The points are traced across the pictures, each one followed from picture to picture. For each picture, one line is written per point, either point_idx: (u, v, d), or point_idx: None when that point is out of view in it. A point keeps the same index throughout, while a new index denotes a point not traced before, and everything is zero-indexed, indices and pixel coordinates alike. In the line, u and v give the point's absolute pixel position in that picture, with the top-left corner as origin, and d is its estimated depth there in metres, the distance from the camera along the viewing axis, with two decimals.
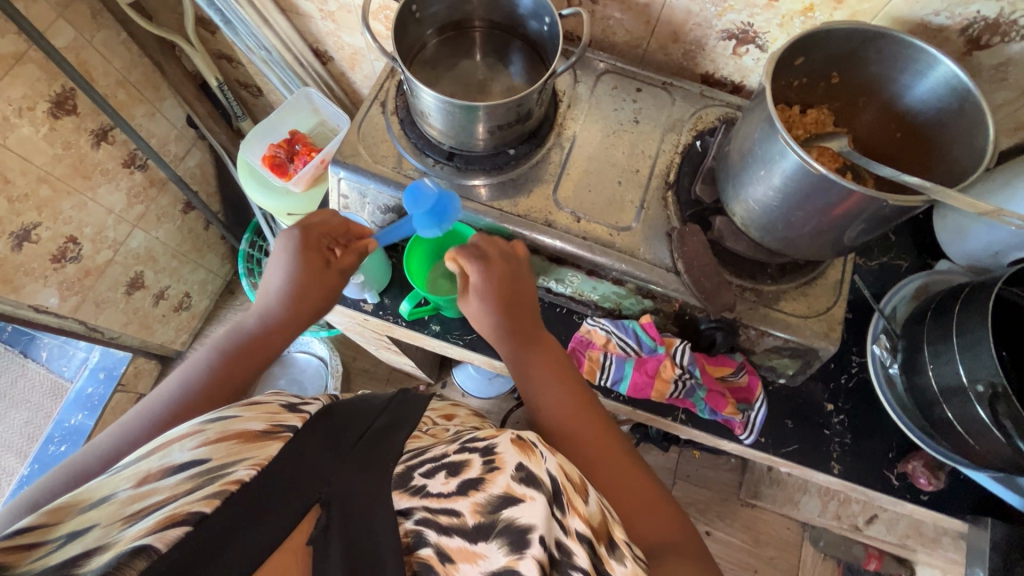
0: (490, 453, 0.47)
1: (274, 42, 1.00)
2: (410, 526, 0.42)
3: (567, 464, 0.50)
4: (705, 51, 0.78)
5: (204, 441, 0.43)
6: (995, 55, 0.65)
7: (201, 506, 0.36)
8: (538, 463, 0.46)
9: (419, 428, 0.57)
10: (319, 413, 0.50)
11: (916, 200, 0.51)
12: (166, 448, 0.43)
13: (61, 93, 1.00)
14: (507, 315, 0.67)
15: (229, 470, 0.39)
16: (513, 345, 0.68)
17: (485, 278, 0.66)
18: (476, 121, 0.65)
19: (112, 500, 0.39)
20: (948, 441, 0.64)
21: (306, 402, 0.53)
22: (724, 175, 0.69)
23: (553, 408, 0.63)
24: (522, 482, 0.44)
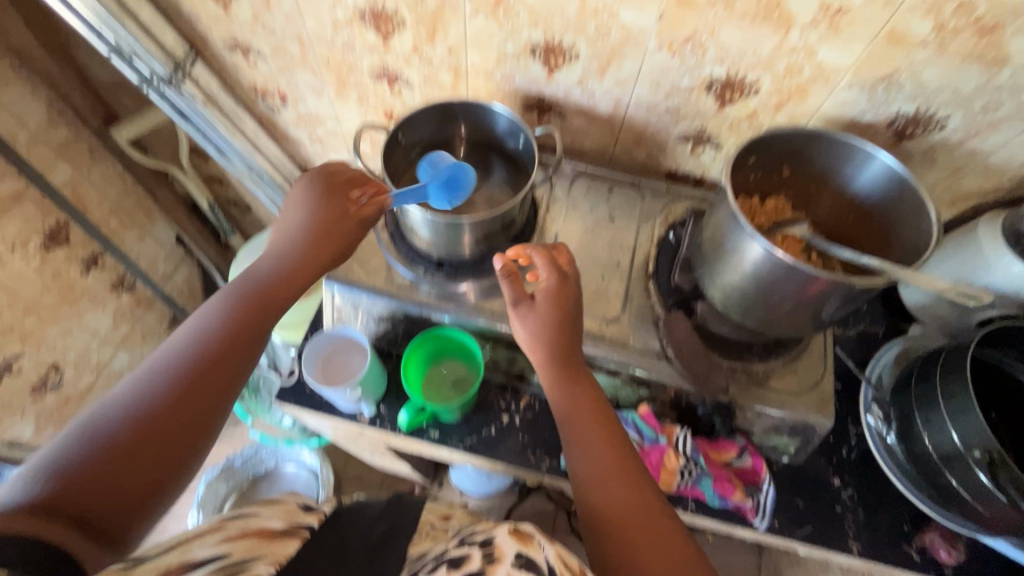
0: (488, 545, 0.47)
1: (265, 166, 1.07)
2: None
3: (566, 554, 0.48)
4: (666, 152, 0.86)
5: (225, 537, 0.46)
6: (921, 143, 0.73)
7: None
8: (535, 551, 0.46)
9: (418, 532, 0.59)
10: (330, 515, 0.56)
11: (877, 281, 0.56)
12: (184, 545, 0.45)
13: (55, 225, 1.02)
14: (563, 327, 0.64)
15: (251, 564, 0.43)
16: (555, 350, 0.64)
17: (555, 290, 0.64)
18: (463, 232, 0.70)
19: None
20: (958, 508, 0.64)
21: (320, 502, 0.58)
22: (699, 263, 0.73)
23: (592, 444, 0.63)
24: (523, 569, 0.44)
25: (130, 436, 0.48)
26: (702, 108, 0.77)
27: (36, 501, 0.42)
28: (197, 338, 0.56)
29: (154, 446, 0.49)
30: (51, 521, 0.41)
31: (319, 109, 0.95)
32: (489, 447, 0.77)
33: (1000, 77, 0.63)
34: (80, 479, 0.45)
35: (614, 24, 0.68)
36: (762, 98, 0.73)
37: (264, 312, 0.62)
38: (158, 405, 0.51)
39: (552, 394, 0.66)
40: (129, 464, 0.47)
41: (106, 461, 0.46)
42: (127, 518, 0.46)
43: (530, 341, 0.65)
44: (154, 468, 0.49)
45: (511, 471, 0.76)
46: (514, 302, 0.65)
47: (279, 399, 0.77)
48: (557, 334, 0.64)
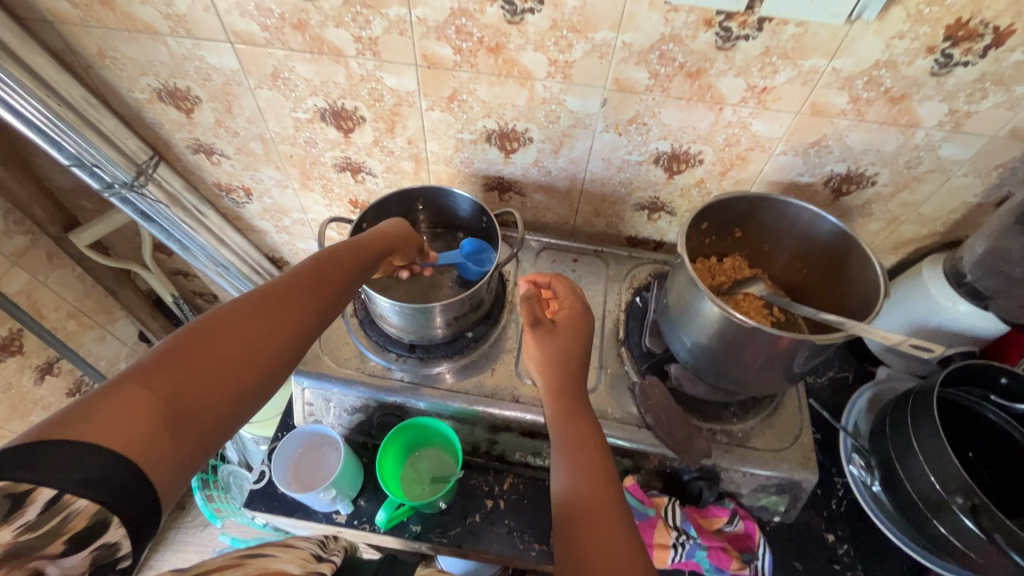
0: None
1: (231, 258, 1.06)
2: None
3: None
4: (625, 220, 0.89)
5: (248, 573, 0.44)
6: (857, 198, 0.78)
7: None
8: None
9: None
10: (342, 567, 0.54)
11: (836, 336, 0.58)
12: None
13: (7, 335, 0.98)
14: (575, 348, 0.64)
15: None
16: (566, 375, 0.62)
17: (572, 313, 0.66)
18: (434, 317, 0.70)
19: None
20: (953, 557, 0.63)
21: (329, 552, 0.56)
22: (667, 327, 0.74)
23: (574, 464, 0.56)
24: None
25: (220, 354, 0.48)
26: (653, 178, 0.81)
27: (139, 383, 0.43)
28: (284, 285, 0.56)
29: (237, 370, 0.49)
30: (148, 420, 0.42)
31: (284, 200, 0.96)
32: (473, 537, 0.73)
33: (916, 137, 0.69)
34: (175, 372, 0.46)
35: (562, 110, 0.73)
36: (706, 167, 0.78)
37: (342, 279, 0.61)
38: (244, 336, 0.50)
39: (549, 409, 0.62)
40: (213, 384, 0.47)
41: (197, 365, 0.47)
42: (209, 422, 0.47)
43: (539, 365, 0.64)
44: (232, 389, 0.48)
45: (499, 560, 0.72)
46: (534, 323, 0.65)
47: (248, 506, 0.73)
48: (564, 362, 0.63)
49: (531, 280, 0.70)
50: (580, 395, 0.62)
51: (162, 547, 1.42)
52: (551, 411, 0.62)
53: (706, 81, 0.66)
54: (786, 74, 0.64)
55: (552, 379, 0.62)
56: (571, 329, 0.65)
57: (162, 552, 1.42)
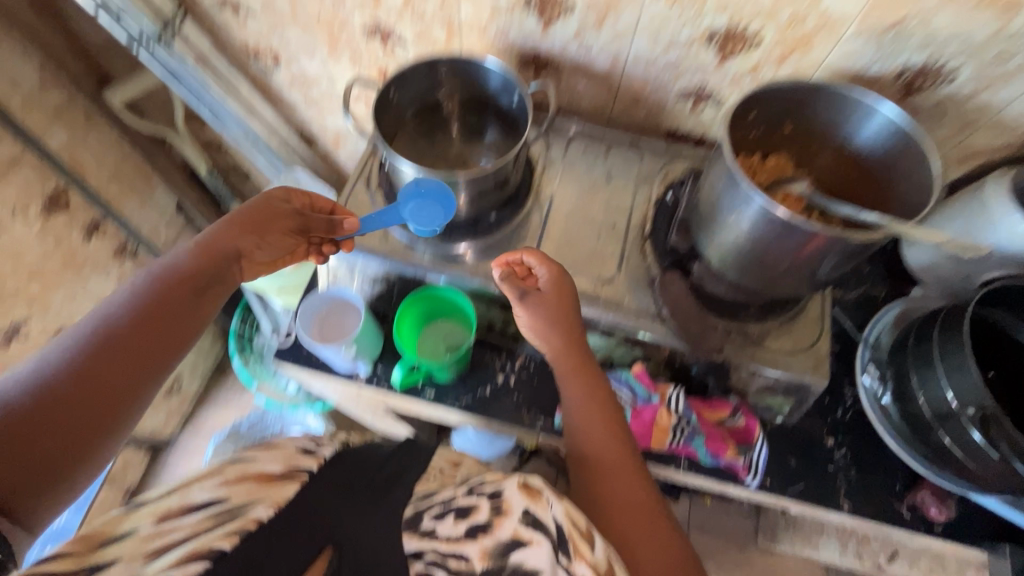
0: (497, 498, 0.52)
1: (261, 129, 1.05)
2: (420, 567, 0.46)
3: (573, 511, 0.52)
4: (666, 111, 0.83)
5: (223, 481, 0.49)
6: (930, 97, 0.71)
7: (220, 543, 0.43)
8: (542, 510, 0.50)
9: (427, 472, 0.60)
10: (333, 458, 0.56)
11: (875, 237, 0.55)
12: (185, 488, 0.49)
13: (54, 191, 1.03)
14: (564, 321, 0.67)
15: (248, 510, 0.46)
16: (568, 344, 0.68)
17: (555, 281, 0.66)
18: (457, 192, 0.69)
19: (134, 535, 0.44)
20: (951, 466, 0.64)
21: (322, 444, 0.59)
22: (697, 223, 0.71)
23: (591, 427, 0.67)
24: (528, 527, 0.48)
25: (41, 420, 0.48)
26: (702, 62, 0.74)
27: None
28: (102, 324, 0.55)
29: (63, 433, 0.49)
30: None
31: (311, 69, 0.93)
32: (484, 407, 0.78)
33: (1013, 24, 0.60)
34: None
35: None
36: (764, 51, 0.71)
37: (180, 295, 0.60)
38: (70, 391, 0.50)
39: (558, 367, 0.69)
40: (35, 454, 0.47)
41: (22, 451, 0.47)
42: (42, 494, 0.47)
43: (537, 334, 0.68)
44: (67, 450, 0.49)
45: (506, 429, 0.78)
46: (520, 299, 0.67)
47: (277, 360, 0.79)
48: (561, 332, 0.67)
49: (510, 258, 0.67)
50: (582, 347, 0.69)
51: (206, 404, 1.58)
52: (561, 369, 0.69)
53: None
54: None
55: (561, 341, 0.68)
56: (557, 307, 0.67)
57: (206, 407, 1.58)
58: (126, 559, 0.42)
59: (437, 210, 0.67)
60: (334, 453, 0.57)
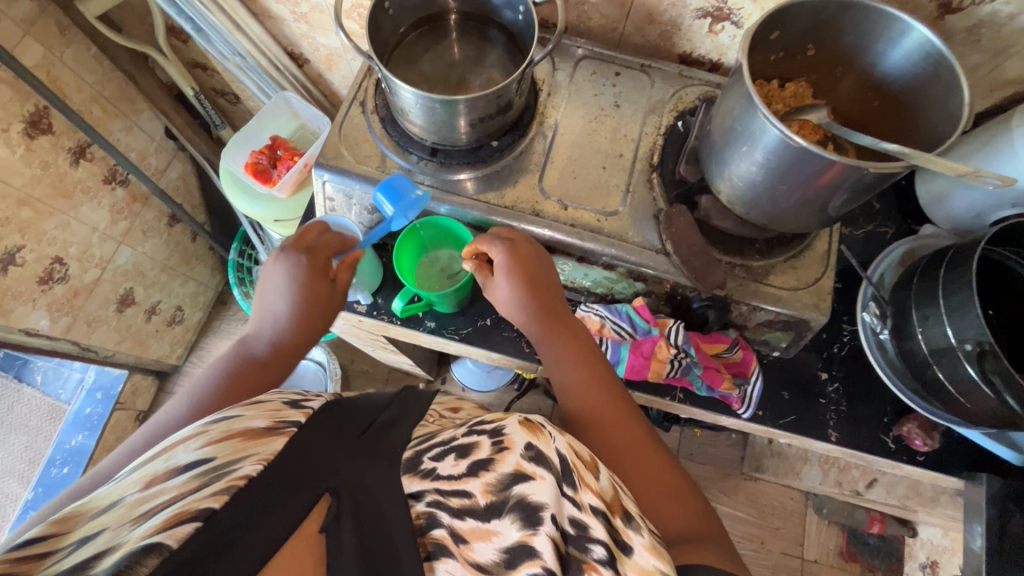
0: (498, 434, 0.50)
1: (248, 47, 0.98)
2: (421, 508, 0.45)
3: (575, 443, 0.53)
4: (681, 31, 0.78)
5: (209, 440, 0.45)
6: (966, 19, 0.66)
7: (209, 502, 0.38)
8: (545, 445, 0.49)
9: (425, 419, 0.60)
10: (322, 409, 0.53)
11: (895, 166, 0.53)
12: (170, 451, 0.45)
13: (35, 112, 0.98)
14: (530, 298, 0.69)
15: (234, 467, 0.41)
16: (542, 315, 0.70)
17: (508, 259, 0.66)
18: (457, 115, 0.65)
19: (121, 504, 0.41)
20: (940, 400, 0.65)
21: (307, 398, 0.56)
22: (707, 153, 0.69)
23: (580, 382, 0.68)
24: (531, 460, 0.47)
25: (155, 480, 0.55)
26: None
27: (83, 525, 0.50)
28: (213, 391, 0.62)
29: None
30: None
31: None
32: (484, 337, 0.78)
33: None
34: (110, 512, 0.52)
35: None
36: None
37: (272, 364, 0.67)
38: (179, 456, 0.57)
39: (534, 331, 0.71)
40: None
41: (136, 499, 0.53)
42: None
43: (511, 309, 0.71)
44: None
45: (506, 361, 0.79)
46: (487, 286, 0.72)
47: None
48: (534, 307, 0.69)
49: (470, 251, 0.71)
50: (557, 309, 0.70)
51: (209, 334, 1.60)
52: (538, 338, 0.71)
53: None
54: None
55: (530, 312, 0.70)
56: (524, 284, 0.67)
57: (210, 336, 1.61)
58: (114, 526, 0.39)
59: (408, 185, 0.67)
60: (322, 404, 0.54)
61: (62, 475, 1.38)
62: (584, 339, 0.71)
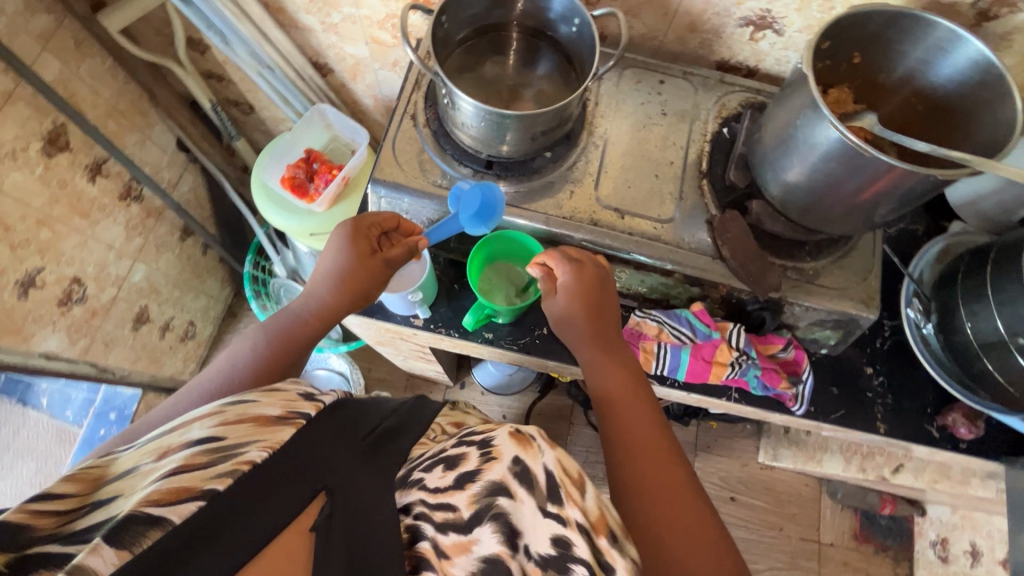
0: (486, 446, 0.51)
1: (275, 58, 0.97)
2: (409, 521, 0.47)
3: (567, 460, 0.50)
4: (722, 39, 0.79)
5: (222, 421, 0.45)
6: (1002, 26, 0.68)
7: (214, 483, 0.40)
8: (532, 457, 0.48)
9: (428, 434, 0.60)
10: (334, 403, 0.52)
11: (958, 172, 0.55)
12: (184, 427, 0.45)
13: (52, 129, 0.95)
14: (586, 310, 0.69)
15: (242, 450, 0.42)
16: (596, 329, 0.70)
17: (573, 278, 0.67)
18: (519, 129, 0.66)
19: (136, 471, 0.42)
20: (988, 390, 0.69)
21: (324, 391, 0.54)
22: (759, 160, 0.71)
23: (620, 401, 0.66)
24: (517, 476, 0.47)
25: None
26: None
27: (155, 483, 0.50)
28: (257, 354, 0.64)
29: None
30: None
31: None
32: (541, 346, 0.79)
33: None
34: None
35: None
36: None
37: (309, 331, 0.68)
38: None
39: (582, 344, 0.71)
40: None
41: None
42: None
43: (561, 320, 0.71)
44: None
45: (561, 369, 0.79)
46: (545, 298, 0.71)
47: None
48: (587, 319, 0.69)
49: (539, 259, 0.70)
50: (609, 326, 0.71)
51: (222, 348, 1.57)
52: (580, 350, 0.72)
53: None
54: None
55: (584, 322, 0.70)
56: (582, 298, 0.68)
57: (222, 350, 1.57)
58: (126, 492, 0.40)
59: (473, 201, 0.67)
60: (335, 400, 0.53)
61: None
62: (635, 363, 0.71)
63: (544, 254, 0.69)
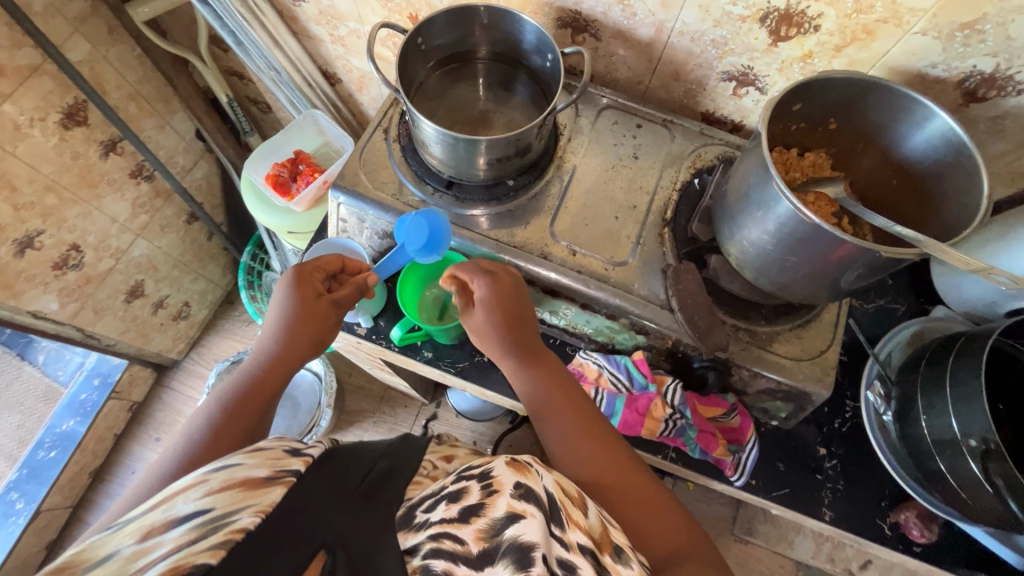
0: (487, 477, 0.49)
1: (285, 63, 1.01)
2: (416, 563, 0.42)
3: (563, 481, 0.53)
4: (706, 91, 0.79)
5: (207, 489, 0.41)
6: (991, 108, 0.66)
7: (205, 558, 0.36)
8: (533, 482, 0.48)
9: (419, 474, 0.54)
10: (323, 456, 0.47)
11: (906, 253, 0.51)
12: (167, 499, 0.41)
13: (73, 105, 1.01)
14: (506, 326, 0.67)
15: (233, 519, 0.39)
16: (521, 352, 0.68)
17: (487, 295, 0.66)
18: (475, 153, 0.66)
19: (114, 557, 0.38)
20: (941, 492, 0.63)
21: (310, 444, 0.49)
22: (721, 214, 0.69)
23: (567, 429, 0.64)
24: (521, 498, 0.46)
25: None
26: (752, 42, 0.69)
27: None
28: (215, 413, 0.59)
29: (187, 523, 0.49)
30: None
31: (341, 5, 0.88)
32: (481, 373, 0.78)
33: None
34: None
35: None
36: (820, 38, 0.66)
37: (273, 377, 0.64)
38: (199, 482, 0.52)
39: (515, 372, 0.69)
40: None
41: None
42: None
43: (485, 338, 0.69)
44: None
45: (497, 399, 0.78)
46: (466, 310, 0.70)
47: None
48: (508, 337, 0.68)
49: (451, 274, 0.70)
50: (532, 338, 0.69)
51: (212, 332, 1.61)
52: (518, 381, 0.69)
53: None
54: None
55: (510, 345, 0.68)
56: (500, 312, 0.66)
57: (212, 335, 1.61)
58: None
59: (421, 234, 0.67)
60: (323, 452, 0.48)
61: (48, 459, 1.36)
62: (563, 372, 0.70)
63: (455, 267, 0.69)
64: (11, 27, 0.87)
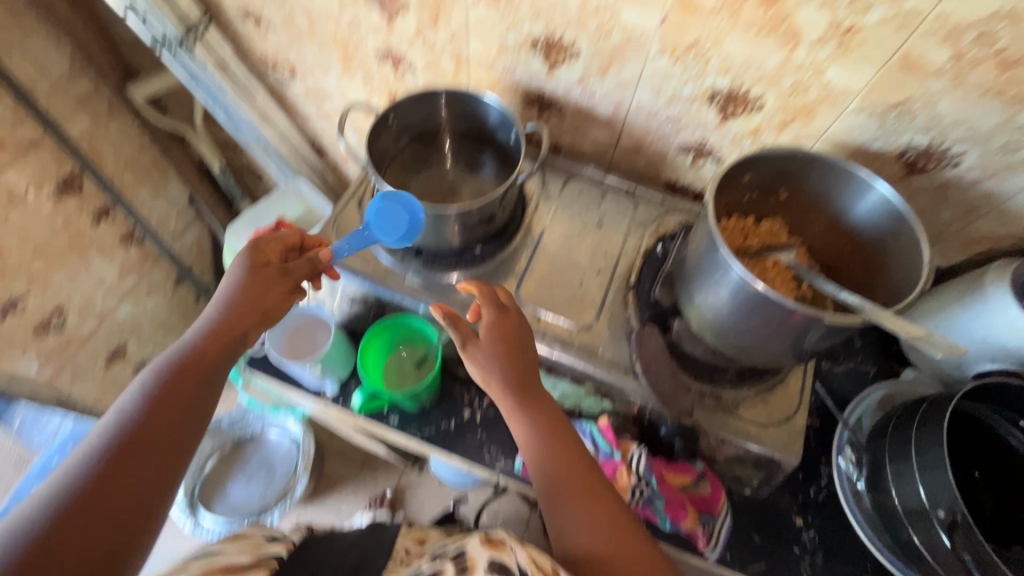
0: (461, 559, 0.47)
1: (273, 136, 1.07)
2: None
3: (539, 555, 0.47)
4: (666, 162, 0.83)
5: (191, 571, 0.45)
6: (932, 179, 0.69)
7: None
8: (506, 557, 0.46)
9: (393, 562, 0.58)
10: (300, 543, 0.56)
11: (852, 319, 0.53)
12: None
13: (68, 175, 1.06)
14: (507, 355, 0.64)
15: None
16: (517, 377, 0.64)
17: (495, 323, 0.64)
18: (441, 223, 0.69)
19: None
20: (919, 566, 0.61)
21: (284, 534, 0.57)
22: (680, 280, 0.70)
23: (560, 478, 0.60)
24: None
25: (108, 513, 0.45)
26: (704, 119, 0.74)
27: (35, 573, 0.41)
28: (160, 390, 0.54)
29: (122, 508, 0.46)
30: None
31: (326, 84, 0.94)
32: (447, 440, 0.77)
33: (1020, 116, 0.59)
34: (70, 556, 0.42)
35: (616, 24, 0.66)
36: (766, 115, 0.70)
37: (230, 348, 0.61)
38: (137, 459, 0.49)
39: (505, 403, 0.64)
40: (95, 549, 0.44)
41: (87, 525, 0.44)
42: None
43: (481, 371, 0.64)
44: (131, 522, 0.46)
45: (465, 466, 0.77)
46: (461, 345, 0.66)
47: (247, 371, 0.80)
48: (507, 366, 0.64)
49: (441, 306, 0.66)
50: (529, 366, 0.65)
51: None
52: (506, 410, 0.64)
53: (783, 10, 0.58)
54: (879, 13, 0.55)
55: (508, 370, 0.63)
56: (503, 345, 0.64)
57: None
58: None
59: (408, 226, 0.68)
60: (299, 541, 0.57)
61: None
62: (558, 414, 0.65)
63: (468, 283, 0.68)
64: (15, 106, 0.93)
